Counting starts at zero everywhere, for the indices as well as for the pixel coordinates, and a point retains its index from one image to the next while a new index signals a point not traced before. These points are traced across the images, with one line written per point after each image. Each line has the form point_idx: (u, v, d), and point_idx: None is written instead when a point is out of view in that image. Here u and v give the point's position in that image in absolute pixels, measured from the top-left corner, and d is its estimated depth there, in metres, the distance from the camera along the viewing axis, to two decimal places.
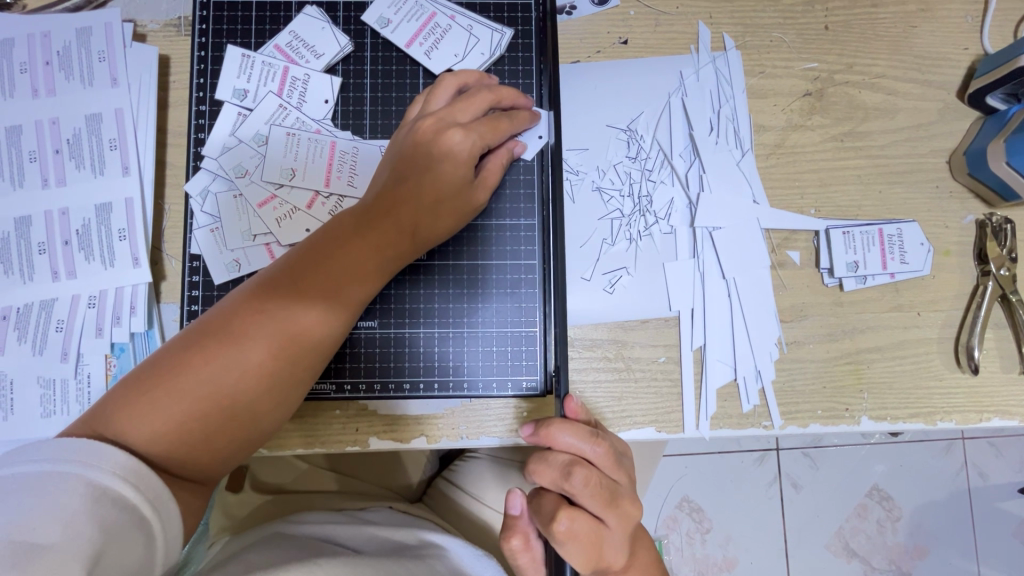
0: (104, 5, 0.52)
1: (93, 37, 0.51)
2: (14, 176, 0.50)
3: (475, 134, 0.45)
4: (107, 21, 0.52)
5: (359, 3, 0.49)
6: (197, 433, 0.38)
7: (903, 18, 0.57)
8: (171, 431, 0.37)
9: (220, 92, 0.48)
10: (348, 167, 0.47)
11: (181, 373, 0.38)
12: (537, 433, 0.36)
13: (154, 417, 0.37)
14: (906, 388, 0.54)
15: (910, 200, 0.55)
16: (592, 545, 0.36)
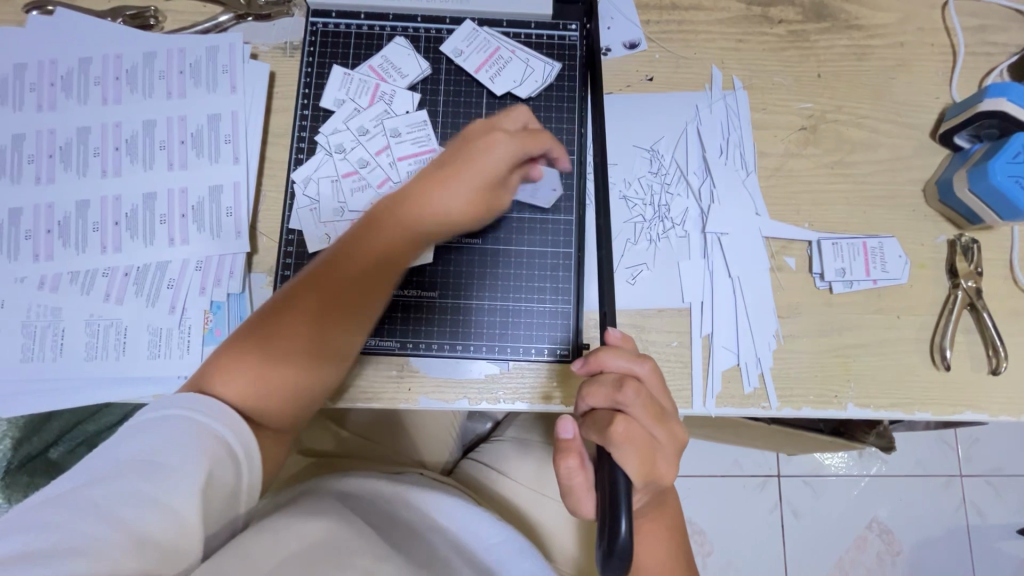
0: (228, 30, 0.65)
1: (219, 54, 0.63)
2: (146, 160, 0.61)
3: (498, 150, 0.51)
4: (230, 42, 0.63)
5: (438, 37, 0.61)
6: (264, 388, 0.48)
7: (884, 71, 0.68)
8: (244, 387, 0.48)
9: (325, 100, 0.59)
10: (423, 165, 0.58)
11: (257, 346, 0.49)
12: (588, 358, 0.40)
13: (233, 371, 0.48)
14: (887, 380, 0.62)
15: (890, 220, 0.65)
16: (646, 452, 0.38)
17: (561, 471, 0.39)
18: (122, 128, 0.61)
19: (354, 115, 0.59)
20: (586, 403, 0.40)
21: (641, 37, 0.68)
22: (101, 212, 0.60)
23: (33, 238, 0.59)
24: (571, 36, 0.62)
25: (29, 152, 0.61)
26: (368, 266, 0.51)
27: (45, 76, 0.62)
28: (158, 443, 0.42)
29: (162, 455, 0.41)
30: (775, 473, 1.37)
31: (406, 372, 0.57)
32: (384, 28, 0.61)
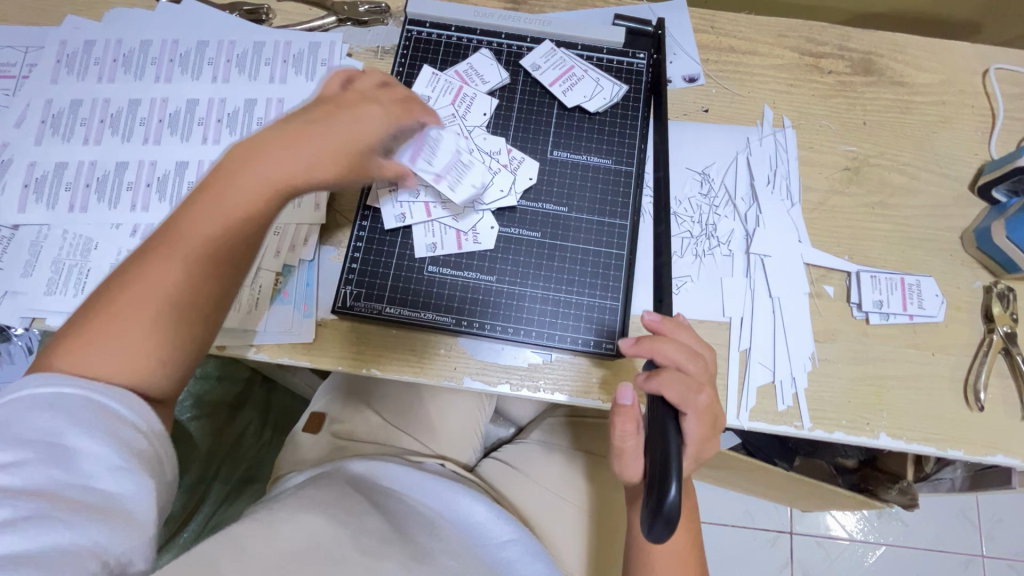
0: (330, 31, 0.72)
1: (319, 50, 0.70)
2: (243, 132, 0.67)
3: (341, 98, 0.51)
4: (331, 41, 0.71)
5: (518, 52, 0.67)
6: (146, 355, 0.43)
7: (926, 126, 0.73)
8: (122, 357, 0.43)
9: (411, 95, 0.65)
10: (496, 159, 0.63)
11: (130, 295, 0.43)
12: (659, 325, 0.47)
13: (108, 346, 0.42)
14: (921, 414, 0.63)
15: (929, 261, 0.68)
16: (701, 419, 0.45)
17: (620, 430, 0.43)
18: (226, 103, 0.68)
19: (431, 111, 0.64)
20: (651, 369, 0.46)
21: (700, 72, 0.74)
22: (197, 173, 0.65)
23: (132, 189, 0.64)
24: (639, 64, 0.67)
25: (141, 115, 0.67)
26: (263, 211, 0.46)
27: (166, 53, 0.69)
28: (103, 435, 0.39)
29: (82, 449, 0.38)
30: (787, 529, 1.34)
31: (453, 350, 0.61)
32: (471, 40, 0.68)
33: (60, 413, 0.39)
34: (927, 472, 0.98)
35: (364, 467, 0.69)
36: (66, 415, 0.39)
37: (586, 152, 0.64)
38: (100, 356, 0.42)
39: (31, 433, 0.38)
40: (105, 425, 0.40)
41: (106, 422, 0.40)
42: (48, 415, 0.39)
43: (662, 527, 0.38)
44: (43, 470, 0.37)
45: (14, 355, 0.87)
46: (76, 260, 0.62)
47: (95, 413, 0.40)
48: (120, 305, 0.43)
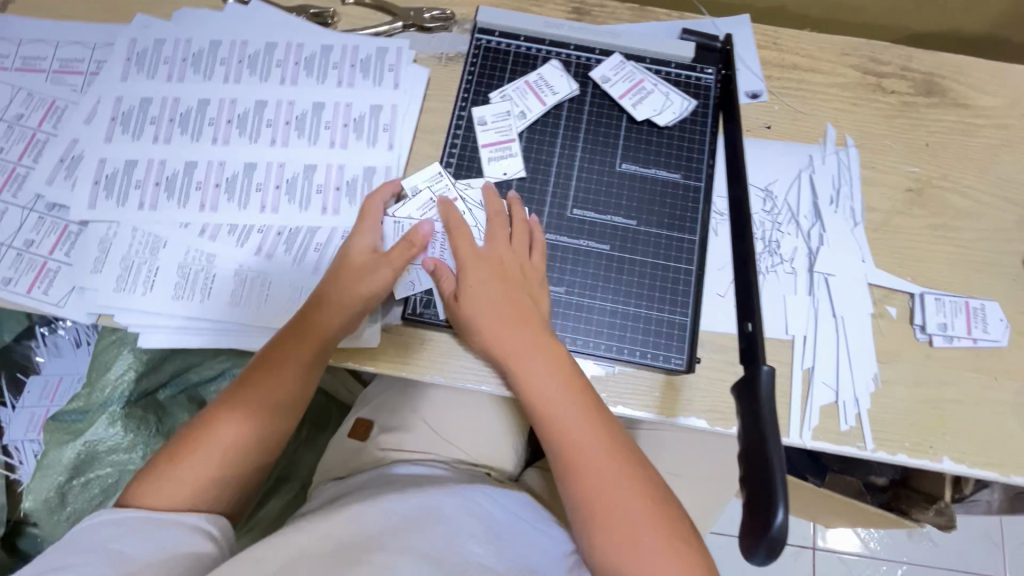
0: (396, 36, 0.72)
1: (387, 55, 0.70)
2: (312, 135, 0.67)
3: (467, 301, 0.57)
4: (398, 46, 0.71)
5: (587, 64, 0.68)
6: (211, 484, 0.53)
7: (989, 149, 0.73)
8: (193, 485, 0.52)
9: (476, 110, 0.66)
10: (560, 170, 0.64)
11: (199, 445, 0.53)
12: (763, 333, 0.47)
13: (188, 471, 0.52)
14: (984, 439, 0.62)
15: (992, 285, 0.67)
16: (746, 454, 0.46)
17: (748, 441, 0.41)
18: (294, 106, 0.68)
19: (497, 129, 0.65)
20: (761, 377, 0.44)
21: (763, 89, 0.74)
22: (265, 175, 0.65)
23: (201, 189, 0.65)
24: (707, 79, 0.68)
25: (210, 115, 0.67)
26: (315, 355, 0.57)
27: (235, 54, 0.70)
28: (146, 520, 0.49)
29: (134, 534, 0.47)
30: (810, 545, 1.34)
31: None
32: (540, 51, 0.68)
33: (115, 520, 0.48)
34: (965, 493, 0.96)
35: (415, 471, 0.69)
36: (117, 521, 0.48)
37: (654, 166, 0.64)
38: (177, 481, 0.52)
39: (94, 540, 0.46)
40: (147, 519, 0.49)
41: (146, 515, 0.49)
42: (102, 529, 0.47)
43: (766, 551, 0.37)
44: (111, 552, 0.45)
45: (61, 346, 0.88)
46: (144, 258, 0.63)
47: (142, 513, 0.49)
48: (194, 446, 0.53)
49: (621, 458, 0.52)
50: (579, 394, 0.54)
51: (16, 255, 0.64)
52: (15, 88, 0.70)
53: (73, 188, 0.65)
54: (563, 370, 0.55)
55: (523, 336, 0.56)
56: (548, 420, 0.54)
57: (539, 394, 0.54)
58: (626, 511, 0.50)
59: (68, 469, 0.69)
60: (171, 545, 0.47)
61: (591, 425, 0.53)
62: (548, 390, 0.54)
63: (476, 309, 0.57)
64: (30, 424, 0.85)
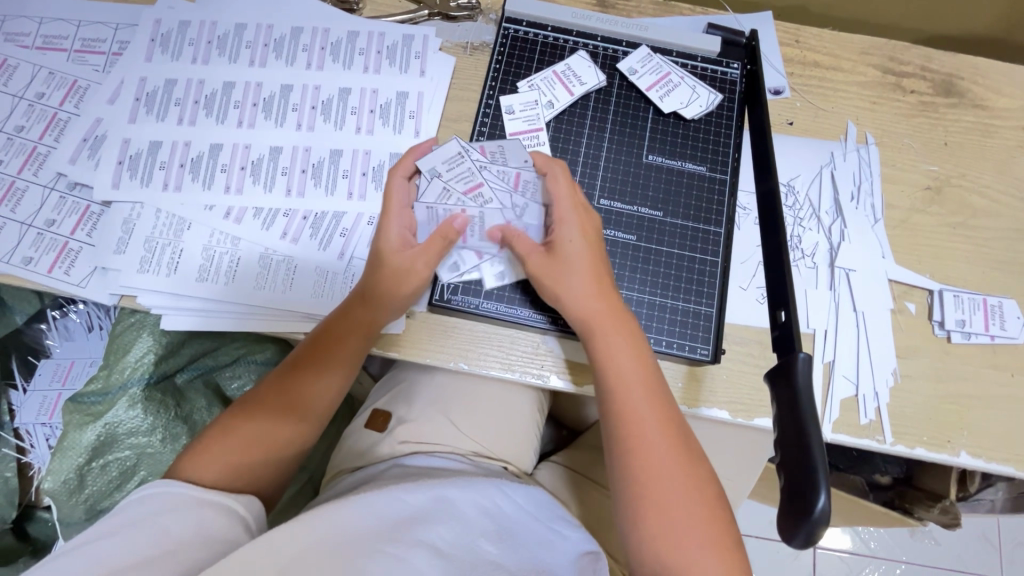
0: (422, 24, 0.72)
1: (413, 42, 0.70)
2: (338, 120, 0.67)
3: (562, 276, 0.56)
4: (425, 34, 0.70)
5: (614, 56, 0.68)
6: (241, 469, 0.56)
7: (1007, 149, 0.73)
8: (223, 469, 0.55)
9: (504, 99, 0.66)
10: (576, 152, 0.65)
11: (235, 431, 0.57)
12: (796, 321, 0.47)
13: (220, 455, 0.55)
14: (1001, 434, 0.63)
15: (1009, 283, 0.68)
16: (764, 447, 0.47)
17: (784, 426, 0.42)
18: (320, 91, 0.68)
19: (525, 117, 0.65)
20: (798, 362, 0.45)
21: (785, 85, 0.74)
22: (291, 159, 0.65)
23: (226, 171, 0.64)
24: (733, 73, 0.68)
25: (234, 98, 0.67)
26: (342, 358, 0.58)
27: (260, 37, 0.69)
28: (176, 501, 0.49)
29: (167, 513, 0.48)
30: None
31: (542, 349, 0.61)
32: (568, 42, 0.69)
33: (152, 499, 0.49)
34: (970, 491, 0.97)
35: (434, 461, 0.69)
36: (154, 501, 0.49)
37: (680, 158, 0.65)
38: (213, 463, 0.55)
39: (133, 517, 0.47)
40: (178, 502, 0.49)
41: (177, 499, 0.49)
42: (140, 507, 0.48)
43: (806, 536, 0.37)
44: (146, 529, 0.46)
45: (73, 330, 0.87)
46: (169, 240, 0.62)
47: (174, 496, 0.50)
48: (233, 432, 0.57)
49: (678, 443, 0.52)
50: (651, 375, 0.55)
51: (37, 235, 0.63)
52: (36, 67, 0.69)
53: (96, 168, 0.64)
54: (638, 346, 0.55)
55: (598, 301, 0.56)
56: (621, 398, 0.53)
57: (616, 367, 0.54)
58: (676, 493, 0.50)
59: (86, 452, 0.68)
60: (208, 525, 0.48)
61: (658, 408, 0.53)
62: (628, 364, 0.54)
63: (569, 278, 0.56)
64: (41, 407, 0.84)
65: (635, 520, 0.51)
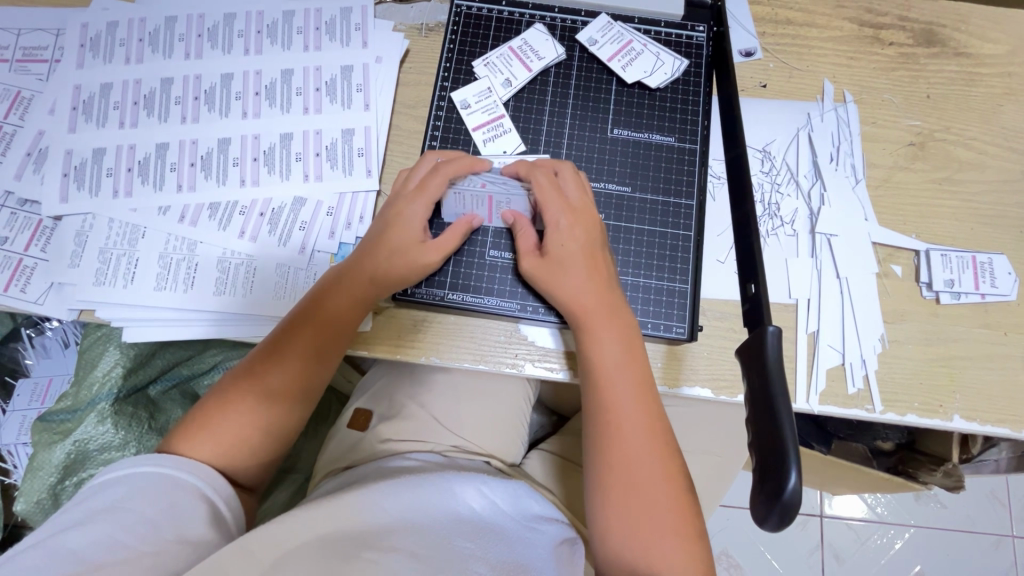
0: None
1: (352, 15, 0.67)
2: (284, 104, 0.65)
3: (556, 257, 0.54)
4: (364, 5, 0.67)
5: (573, 28, 0.65)
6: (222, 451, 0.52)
7: (993, 98, 0.70)
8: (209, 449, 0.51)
9: (456, 94, 0.63)
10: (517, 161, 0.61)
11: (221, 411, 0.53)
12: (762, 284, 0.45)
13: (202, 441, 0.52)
14: (995, 394, 0.61)
15: (1000, 238, 0.65)
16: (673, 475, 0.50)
17: (755, 404, 0.40)
18: (262, 76, 0.65)
19: (482, 108, 0.62)
20: (772, 325, 0.42)
21: (757, 46, 0.71)
22: (241, 149, 0.63)
23: (176, 170, 0.62)
24: (698, 37, 0.65)
25: (176, 94, 0.65)
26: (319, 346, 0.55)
27: (193, 28, 0.67)
28: (143, 488, 0.46)
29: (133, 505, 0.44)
30: (818, 512, 1.34)
31: (514, 337, 0.59)
32: (524, 15, 0.65)
33: (130, 484, 0.46)
34: (973, 453, 0.93)
35: (412, 463, 0.68)
36: (130, 485, 0.46)
37: (647, 130, 0.62)
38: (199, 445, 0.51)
39: (102, 505, 0.44)
40: (159, 490, 0.46)
41: (156, 479, 0.47)
42: (117, 492, 0.45)
43: (778, 518, 0.36)
44: (112, 526, 0.43)
45: (50, 348, 0.86)
46: (123, 249, 0.60)
47: (158, 477, 0.47)
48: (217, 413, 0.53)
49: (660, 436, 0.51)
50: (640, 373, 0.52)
51: None
52: None
53: (42, 181, 0.62)
54: (621, 336, 0.53)
55: (593, 293, 0.53)
56: (606, 391, 0.52)
57: (600, 360, 0.52)
58: (646, 480, 0.49)
59: (59, 470, 0.67)
60: (180, 520, 0.45)
61: (644, 405, 0.51)
62: (614, 358, 0.52)
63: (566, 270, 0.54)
64: (20, 428, 0.83)
65: (608, 502, 0.50)
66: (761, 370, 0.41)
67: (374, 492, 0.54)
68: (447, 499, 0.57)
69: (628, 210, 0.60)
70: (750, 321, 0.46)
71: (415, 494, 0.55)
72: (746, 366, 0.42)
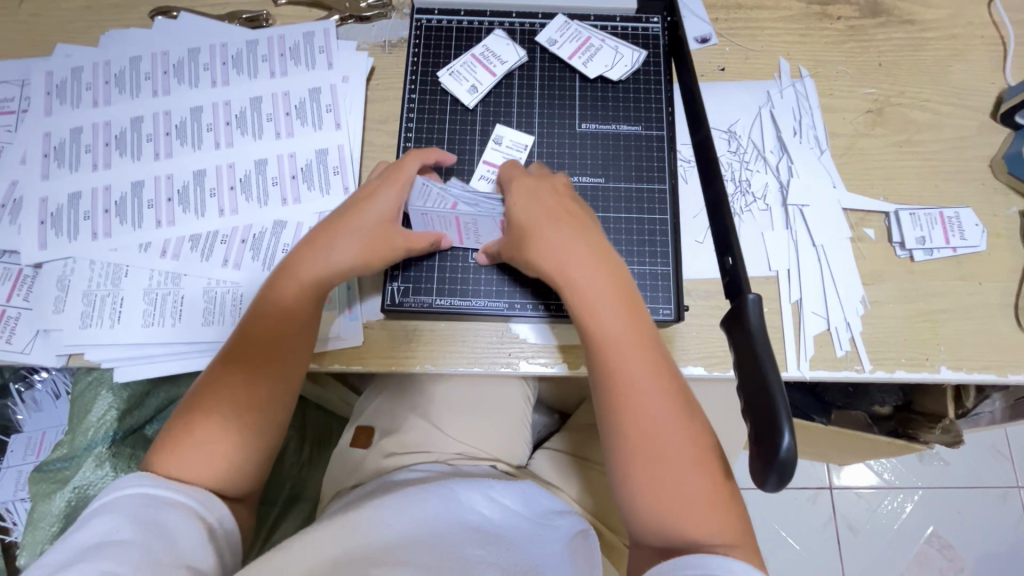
0: (325, 18, 0.70)
1: (315, 38, 0.68)
2: (256, 131, 0.65)
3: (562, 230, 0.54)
4: (326, 28, 0.69)
5: (532, 30, 0.66)
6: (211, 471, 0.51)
7: (941, 60, 0.73)
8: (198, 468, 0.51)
9: (500, 128, 0.63)
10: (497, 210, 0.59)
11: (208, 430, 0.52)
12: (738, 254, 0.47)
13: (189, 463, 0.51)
14: (978, 342, 0.63)
15: (964, 192, 0.68)
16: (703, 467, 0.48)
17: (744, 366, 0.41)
18: (231, 105, 0.66)
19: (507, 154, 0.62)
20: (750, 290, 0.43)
21: (711, 32, 0.73)
22: (217, 179, 0.63)
23: (153, 206, 0.63)
24: (654, 28, 0.67)
25: (147, 132, 0.65)
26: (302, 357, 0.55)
27: (158, 66, 0.67)
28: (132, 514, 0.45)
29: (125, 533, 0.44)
30: (827, 484, 1.35)
31: (506, 337, 0.60)
32: (483, 22, 0.67)
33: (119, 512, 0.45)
34: (968, 406, 0.95)
35: (417, 475, 0.67)
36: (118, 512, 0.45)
37: (614, 121, 0.64)
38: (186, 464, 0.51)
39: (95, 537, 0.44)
40: (149, 513, 0.46)
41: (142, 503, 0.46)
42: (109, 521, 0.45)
43: (777, 478, 0.37)
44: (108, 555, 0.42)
45: (41, 401, 0.85)
46: (107, 289, 0.60)
47: (144, 499, 0.47)
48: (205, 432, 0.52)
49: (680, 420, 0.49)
50: (636, 318, 0.51)
51: None
52: None
53: (19, 231, 0.62)
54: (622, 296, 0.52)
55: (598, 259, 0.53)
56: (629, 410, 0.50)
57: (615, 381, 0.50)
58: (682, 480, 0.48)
59: (60, 520, 0.65)
60: (173, 544, 0.45)
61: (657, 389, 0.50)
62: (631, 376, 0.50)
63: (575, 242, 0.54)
64: (16, 484, 0.82)
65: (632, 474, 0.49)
66: (744, 334, 0.42)
67: (378, 509, 0.54)
68: (454, 508, 0.57)
69: (604, 201, 0.62)
70: (729, 290, 0.47)
71: (421, 508, 0.55)
72: (729, 332, 0.43)
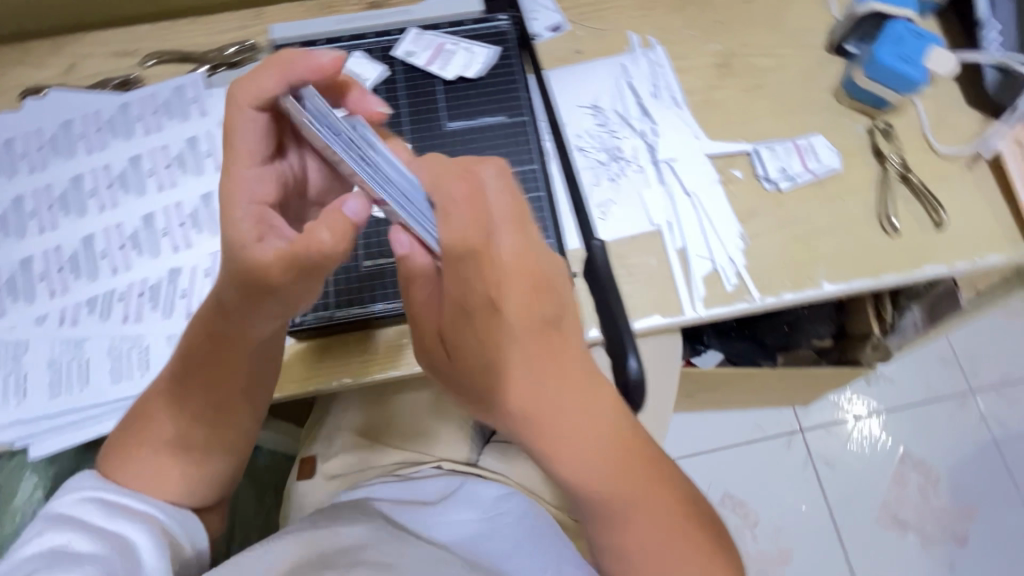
0: (192, 70, 0.72)
1: (185, 91, 0.71)
2: (139, 188, 0.67)
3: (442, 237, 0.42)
4: (194, 79, 0.71)
5: (388, 46, 0.70)
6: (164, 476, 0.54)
7: (773, 8, 0.79)
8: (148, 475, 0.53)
9: None
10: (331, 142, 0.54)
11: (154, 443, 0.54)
12: None
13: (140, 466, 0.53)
14: (852, 253, 0.67)
15: (815, 121, 0.73)
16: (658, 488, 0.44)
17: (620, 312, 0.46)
18: (111, 169, 0.67)
19: None
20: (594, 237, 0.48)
21: (562, 20, 0.78)
22: (106, 241, 0.64)
23: (45, 279, 0.63)
24: (502, 25, 0.72)
25: (30, 209, 0.66)
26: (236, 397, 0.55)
27: (32, 144, 0.68)
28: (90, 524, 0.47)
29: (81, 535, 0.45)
30: (797, 428, 1.38)
31: (412, 336, 0.63)
32: (341, 48, 0.70)
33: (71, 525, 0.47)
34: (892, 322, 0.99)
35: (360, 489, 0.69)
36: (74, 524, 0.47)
37: (478, 115, 0.68)
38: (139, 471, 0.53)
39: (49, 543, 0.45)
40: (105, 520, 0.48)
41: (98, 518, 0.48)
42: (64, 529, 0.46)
43: None
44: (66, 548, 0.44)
45: None
46: (9, 369, 0.60)
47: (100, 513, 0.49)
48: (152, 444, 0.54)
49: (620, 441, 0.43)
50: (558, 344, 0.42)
51: None
52: None
53: None
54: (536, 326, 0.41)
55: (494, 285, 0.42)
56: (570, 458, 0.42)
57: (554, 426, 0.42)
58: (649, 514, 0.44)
59: None
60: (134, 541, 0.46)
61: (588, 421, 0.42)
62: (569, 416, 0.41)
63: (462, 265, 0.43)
64: None
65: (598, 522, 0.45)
66: None
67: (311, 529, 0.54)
68: None
69: None
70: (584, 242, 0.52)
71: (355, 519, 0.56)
72: None
